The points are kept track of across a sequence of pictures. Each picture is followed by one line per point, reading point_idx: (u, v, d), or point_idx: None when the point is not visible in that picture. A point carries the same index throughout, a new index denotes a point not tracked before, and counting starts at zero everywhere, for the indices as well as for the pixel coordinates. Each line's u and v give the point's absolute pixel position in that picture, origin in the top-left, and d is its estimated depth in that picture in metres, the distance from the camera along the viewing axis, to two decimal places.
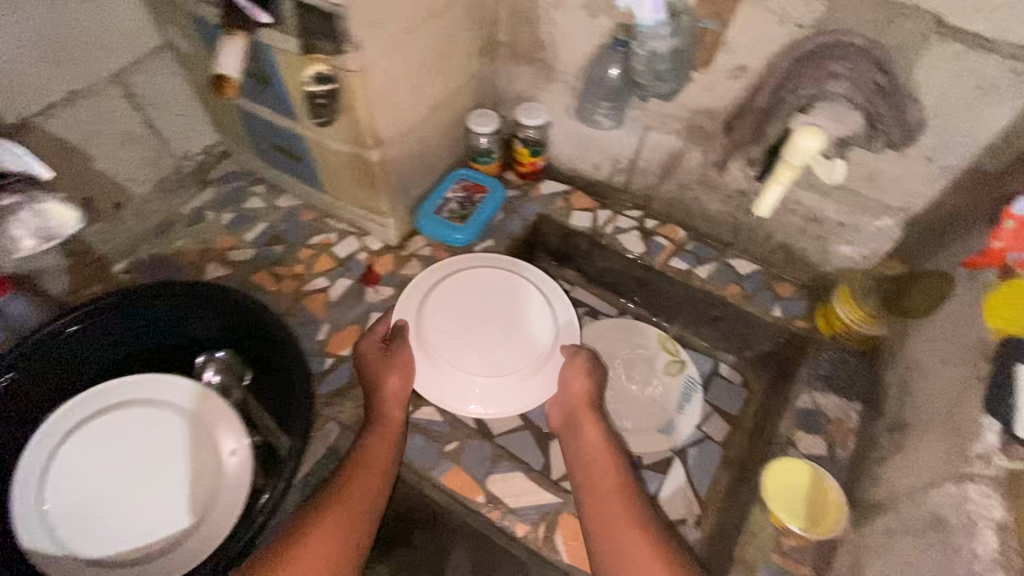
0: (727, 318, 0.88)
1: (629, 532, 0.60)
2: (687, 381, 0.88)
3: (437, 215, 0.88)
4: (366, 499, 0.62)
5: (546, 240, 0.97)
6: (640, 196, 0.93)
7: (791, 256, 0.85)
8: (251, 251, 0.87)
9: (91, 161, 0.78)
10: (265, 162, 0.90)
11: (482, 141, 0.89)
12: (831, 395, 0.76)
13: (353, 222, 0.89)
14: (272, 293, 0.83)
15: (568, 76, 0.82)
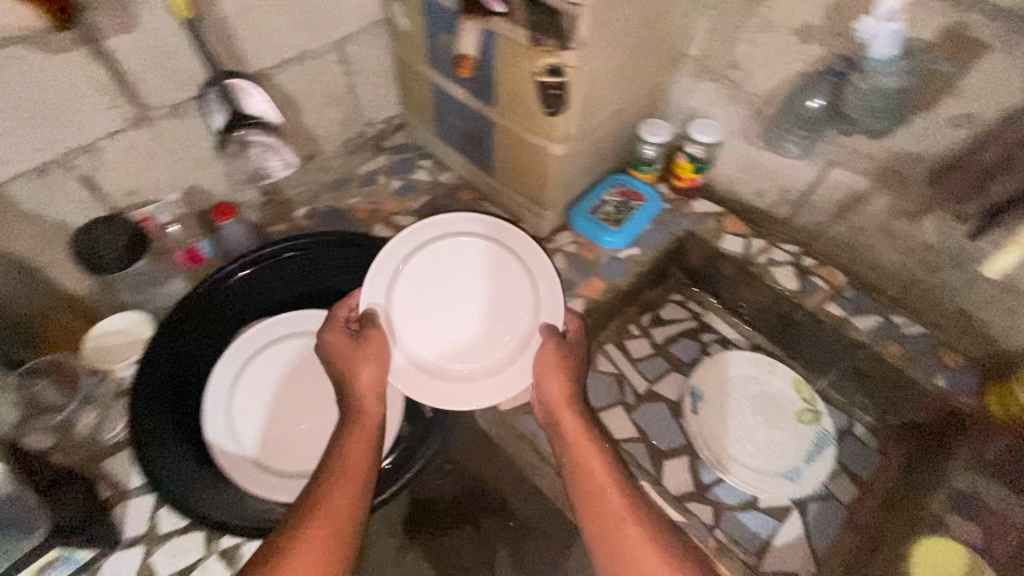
0: (877, 376, 0.83)
1: (644, 550, 0.55)
2: (820, 434, 0.82)
3: (592, 215, 0.89)
4: (352, 491, 0.57)
5: (689, 259, 0.96)
6: (802, 231, 0.89)
7: (968, 326, 0.79)
8: (414, 219, 0.93)
9: (300, 116, 0.86)
10: (439, 139, 0.96)
11: (648, 150, 0.89)
12: (994, 484, 0.70)
13: (508, 208, 0.93)
14: None
15: (758, 99, 0.80)
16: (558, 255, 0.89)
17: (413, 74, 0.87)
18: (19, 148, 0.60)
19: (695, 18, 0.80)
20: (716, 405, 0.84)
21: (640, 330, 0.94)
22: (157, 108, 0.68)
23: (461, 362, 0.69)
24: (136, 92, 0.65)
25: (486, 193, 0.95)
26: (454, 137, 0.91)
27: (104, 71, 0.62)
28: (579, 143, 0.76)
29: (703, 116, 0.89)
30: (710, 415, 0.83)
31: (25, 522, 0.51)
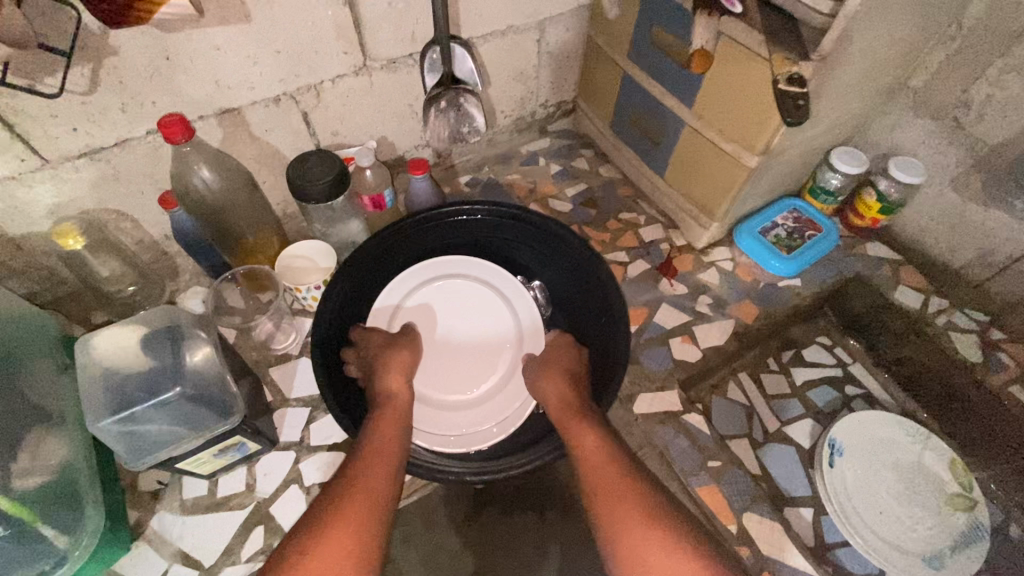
0: None
1: (663, 552, 0.46)
2: (973, 525, 0.74)
3: (760, 235, 0.85)
4: (384, 469, 0.52)
5: (849, 303, 0.89)
6: (995, 299, 0.80)
7: None
8: (568, 205, 0.94)
9: (488, 88, 0.90)
10: (608, 132, 0.96)
11: (834, 181, 0.83)
12: None
13: (665, 212, 0.91)
14: None
15: (985, 146, 0.73)
16: (712, 269, 0.86)
17: (603, 64, 0.88)
18: (264, 76, 0.67)
19: (929, 49, 0.73)
20: (858, 465, 0.76)
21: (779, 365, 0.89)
22: (377, 60, 0.74)
23: (460, 391, 0.70)
24: (367, 43, 0.71)
25: (646, 193, 0.94)
26: (628, 131, 0.91)
27: (349, 19, 0.67)
28: (773, 158, 0.73)
29: (906, 155, 0.82)
30: (849, 474, 0.75)
31: (228, 405, 0.58)
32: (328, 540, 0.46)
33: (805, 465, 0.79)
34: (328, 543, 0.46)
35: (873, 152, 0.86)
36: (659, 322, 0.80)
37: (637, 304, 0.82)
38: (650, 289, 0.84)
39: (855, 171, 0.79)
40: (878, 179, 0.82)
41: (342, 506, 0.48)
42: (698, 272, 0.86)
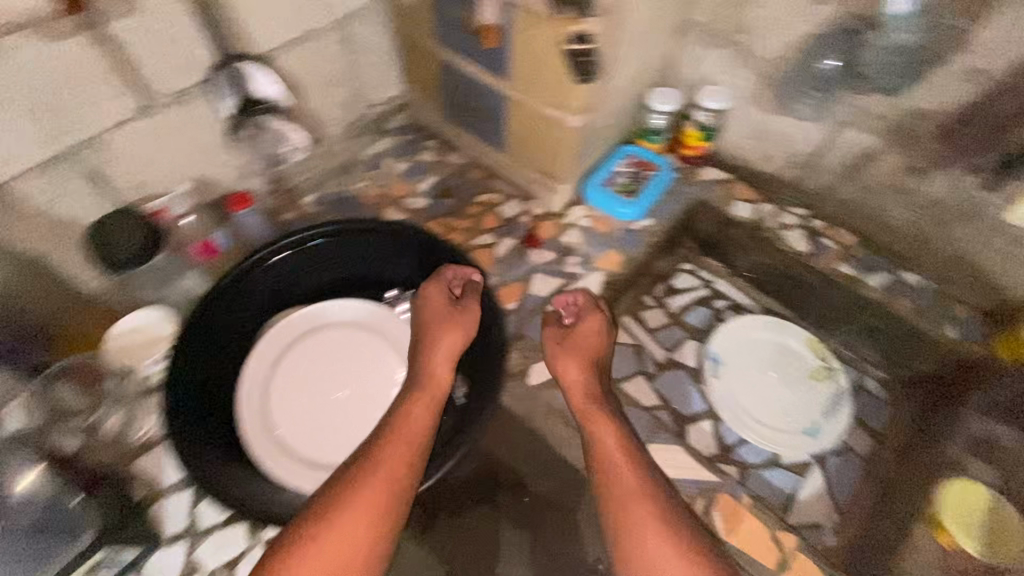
0: (890, 332, 0.84)
1: (659, 541, 0.56)
2: (836, 391, 0.83)
3: (606, 186, 0.90)
4: (409, 457, 0.58)
5: (698, 227, 0.95)
6: (811, 193, 0.90)
7: (974, 278, 0.81)
8: (424, 200, 0.92)
9: (307, 99, 0.84)
10: (445, 118, 0.94)
11: (657, 119, 0.89)
12: (1000, 423, 0.75)
13: (519, 185, 0.92)
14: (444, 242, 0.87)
15: (768, 63, 0.81)
16: (573, 229, 0.89)
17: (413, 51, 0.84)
18: (22, 140, 0.58)
19: None
20: (733, 369, 0.85)
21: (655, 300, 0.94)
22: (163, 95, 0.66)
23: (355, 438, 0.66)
24: (141, 79, 0.63)
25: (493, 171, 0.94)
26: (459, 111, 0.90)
27: (112, 58, 0.60)
28: (594, 113, 0.76)
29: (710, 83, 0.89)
30: (727, 380, 0.84)
31: (72, 530, 0.56)
32: (335, 539, 0.53)
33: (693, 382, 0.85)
34: (333, 544, 0.53)
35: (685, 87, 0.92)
36: (537, 293, 0.82)
37: (512, 281, 0.83)
38: (521, 264, 0.85)
39: (669, 108, 0.87)
40: (692, 111, 0.90)
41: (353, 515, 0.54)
42: (561, 235, 0.88)
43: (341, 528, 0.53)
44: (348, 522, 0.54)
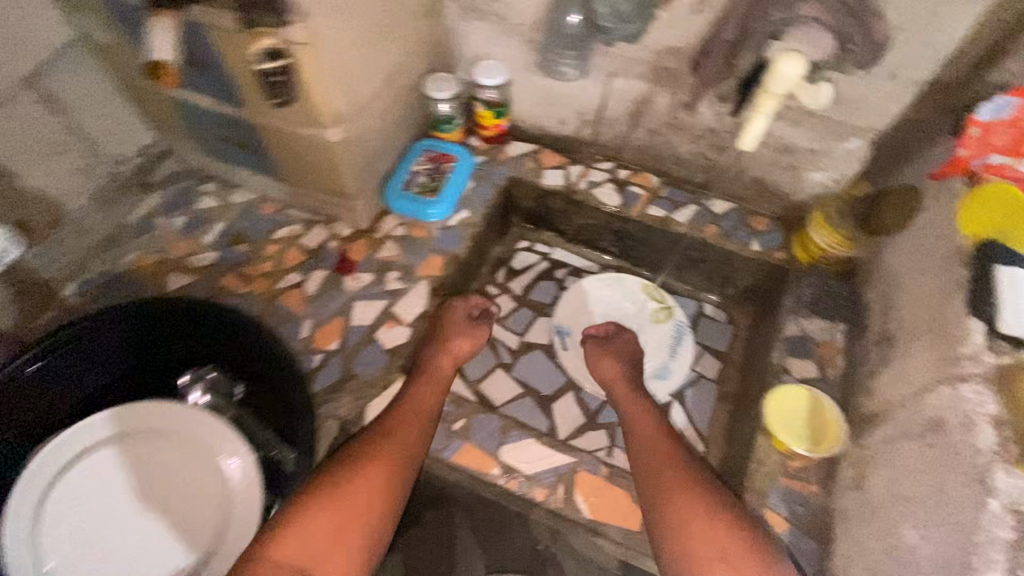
0: (708, 260, 0.88)
1: (700, 518, 0.57)
2: (676, 326, 0.88)
3: (405, 190, 0.84)
4: (411, 438, 0.63)
5: (520, 204, 0.94)
6: (609, 145, 0.91)
7: (763, 189, 0.87)
8: (212, 254, 0.81)
9: (14, 179, 0.73)
10: (210, 158, 0.84)
11: (443, 107, 0.85)
12: (817, 318, 0.78)
13: (317, 210, 0.84)
14: (243, 296, 0.78)
15: (526, 29, 0.79)
16: (388, 243, 0.83)
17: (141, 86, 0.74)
18: None
19: None
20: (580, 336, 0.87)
21: (497, 288, 0.92)
22: None
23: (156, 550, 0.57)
24: None
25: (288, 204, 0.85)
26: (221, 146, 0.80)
27: None
28: (358, 123, 0.71)
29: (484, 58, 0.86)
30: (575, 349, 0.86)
31: None
32: (366, 479, 0.58)
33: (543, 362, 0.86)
34: (360, 484, 0.58)
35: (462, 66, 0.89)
36: (359, 323, 0.76)
37: (330, 318, 0.76)
38: (336, 296, 0.78)
39: (448, 96, 0.81)
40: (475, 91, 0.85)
41: (389, 454, 0.61)
42: (375, 252, 0.82)
43: (380, 459, 0.60)
44: (383, 458, 0.60)
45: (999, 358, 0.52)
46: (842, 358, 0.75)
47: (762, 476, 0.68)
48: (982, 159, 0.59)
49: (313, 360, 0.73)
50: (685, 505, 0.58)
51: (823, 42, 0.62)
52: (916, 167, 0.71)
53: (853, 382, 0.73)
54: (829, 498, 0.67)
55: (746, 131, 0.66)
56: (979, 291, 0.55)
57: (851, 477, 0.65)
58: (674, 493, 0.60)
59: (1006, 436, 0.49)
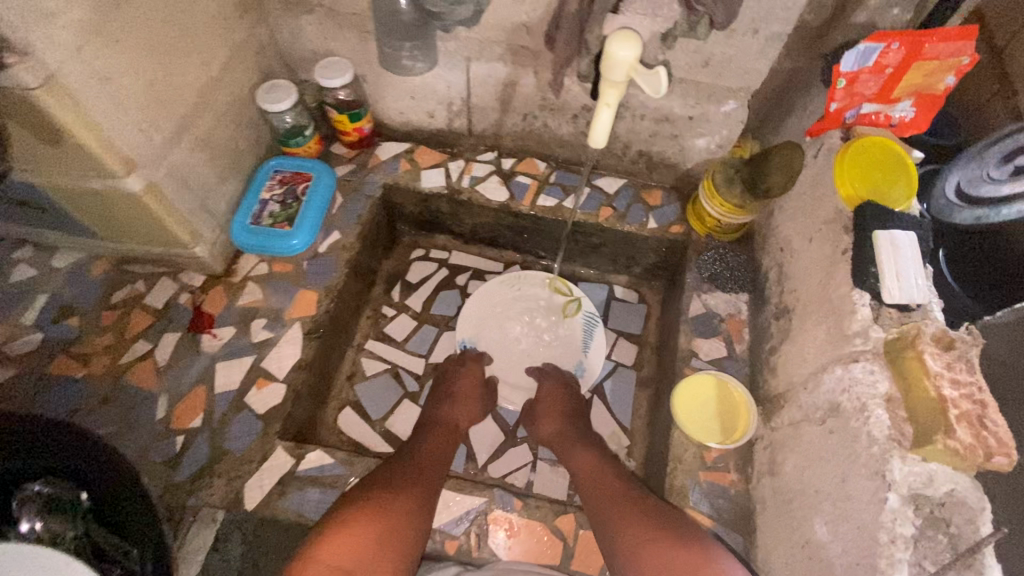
0: (607, 241, 1.33)
1: (650, 550, 0.77)
2: (588, 317, 1.29)
3: (252, 225, 1.17)
4: (430, 487, 0.90)
5: (480, 218, 1.38)
6: (547, 141, 1.31)
7: (653, 163, 1.27)
8: (155, 301, 1.15)
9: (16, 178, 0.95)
10: (46, 229, 1.14)
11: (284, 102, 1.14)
12: (717, 292, 1.16)
13: (283, 208, 1.19)
14: (153, 321, 1.12)
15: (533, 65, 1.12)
16: (246, 284, 1.17)
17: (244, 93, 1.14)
18: None
19: None
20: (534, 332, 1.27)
21: (459, 284, 1.41)
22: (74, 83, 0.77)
23: None
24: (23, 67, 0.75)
25: (347, 176, 1.30)
26: (297, 144, 1.25)
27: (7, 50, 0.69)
28: (435, 114, 1.28)
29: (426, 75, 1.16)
30: (530, 339, 1.27)
31: None
32: (404, 495, 0.86)
33: (519, 342, 1.27)
34: (399, 504, 0.84)
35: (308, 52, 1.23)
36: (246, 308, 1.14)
37: (303, 297, 1.16)
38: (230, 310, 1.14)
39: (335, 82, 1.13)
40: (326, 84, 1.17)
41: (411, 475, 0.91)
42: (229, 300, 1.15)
43: (416, 480, 0.90)
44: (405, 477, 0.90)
45: (885, 334, 0.75)
46: (743, 329, 1.12)
47: (682, 467, 0.98)
48: (849, 109, 0.95)
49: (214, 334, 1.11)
50: (631, 503, 0.86)
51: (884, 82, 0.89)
52: (797, 114, 1.11)
53: (756, 353, 1.08)
54: (749, 487, 0.97)
55: (593, 129, 0.74)
56: (863, 268, 0.80)
57: (766, 461, 0.95)
58: (622, 508, 0.85)
59: (896, 414, 0.71)
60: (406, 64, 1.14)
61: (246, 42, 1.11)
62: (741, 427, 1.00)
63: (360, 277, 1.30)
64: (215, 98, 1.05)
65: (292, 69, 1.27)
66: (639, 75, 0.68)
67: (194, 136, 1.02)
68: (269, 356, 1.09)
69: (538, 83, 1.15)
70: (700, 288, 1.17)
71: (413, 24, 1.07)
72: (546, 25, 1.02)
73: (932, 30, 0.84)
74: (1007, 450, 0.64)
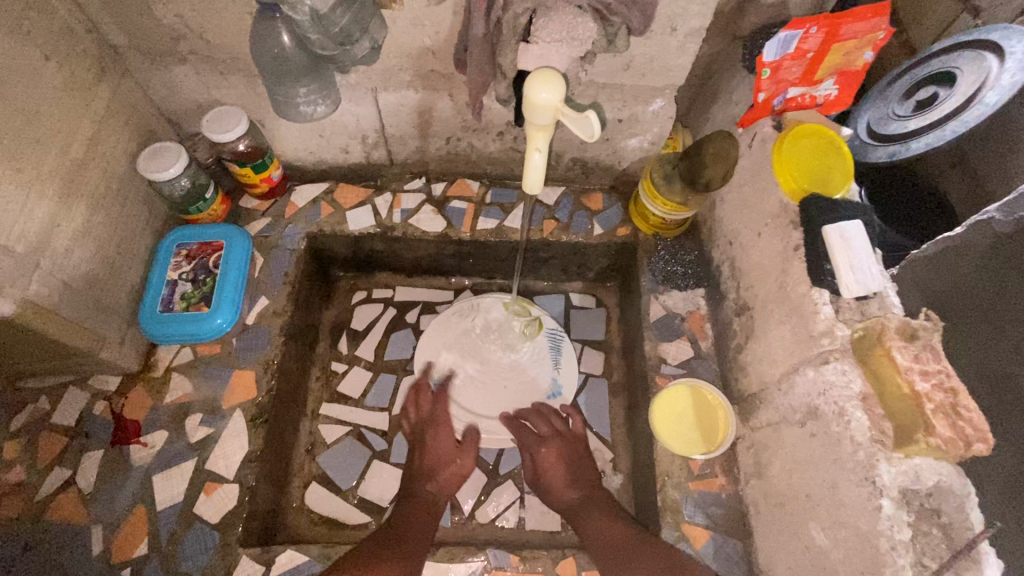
0: (555, 253, 1.26)
1: None
2: (552, 337, 1.22)
3: (165, 314, 1.04)
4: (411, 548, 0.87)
5: (421, 252, 1.27)
6: (474, 161, 1.22)
7: (587, 169, 1.22)
8: (67, 416, 0.99)
9: None
10: None
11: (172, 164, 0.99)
12: (675, 291, 1.13)
13: (199, 288, 1.07)
14: (71, 439, 0.98)
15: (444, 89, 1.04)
16: (173, 376, 1.04)
17: (125, 166, 1.00)
18: None
19: (234, 13, 0.90)
20: (499, 356, 1.19)
21: (412, 320, 1.31)
22: None
23: None
24: None
25: (262, 231, 1.17)
26: (199, 210, 1.11)
27: None
28: (349, 154, 1.19)
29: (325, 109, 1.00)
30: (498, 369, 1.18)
31: None
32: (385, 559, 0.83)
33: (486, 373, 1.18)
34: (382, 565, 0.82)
35: (189, 107, 1.09)
36: (182, 398, 1.02)
37: (240, 378, 1.04)
38: (163, 405, 1.02)
39: (230, 134, 1.00)
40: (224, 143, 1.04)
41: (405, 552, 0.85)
42: (156, 399, 1.02)
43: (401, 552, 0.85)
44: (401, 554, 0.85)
45: (849, 332, 0.75)
46: (705, 324, 1.10)
47: (670, 481, 0.96)
48: (778, 99, 0.93)
49: (151, 431, 0.99)
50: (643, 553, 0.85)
51: (800, 62, 0.87)
52: (722, 101, 1.06)
53: (721, 348, 1.06)
54: (738, 488, 0.96)
55: (527, 173, 0.71)
56: (816, 267, 0.80)
57: (751, 461, 0.94)
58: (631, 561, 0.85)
59: (872, 411, 0.71)
60: (303, 111, 0.99)
61: (111, 106, 0.96)
62: (722, 422, 0.99)
63: (300, 339, 1.18)
64: (87, 181, 0.92)
65: (173, 122, 1.12)
66: (567, 116, 0.64)
67: (72, 230, 0.89)
68: (213, 456, 0.98)
69: (456, 105, 1.07)
70: (656, 289, 1.14)
71: (303, 69, 0.93)
72: (452, 47, 0.94)
73: (846, 12, 0.82)
74: (984, 436, 0.64)
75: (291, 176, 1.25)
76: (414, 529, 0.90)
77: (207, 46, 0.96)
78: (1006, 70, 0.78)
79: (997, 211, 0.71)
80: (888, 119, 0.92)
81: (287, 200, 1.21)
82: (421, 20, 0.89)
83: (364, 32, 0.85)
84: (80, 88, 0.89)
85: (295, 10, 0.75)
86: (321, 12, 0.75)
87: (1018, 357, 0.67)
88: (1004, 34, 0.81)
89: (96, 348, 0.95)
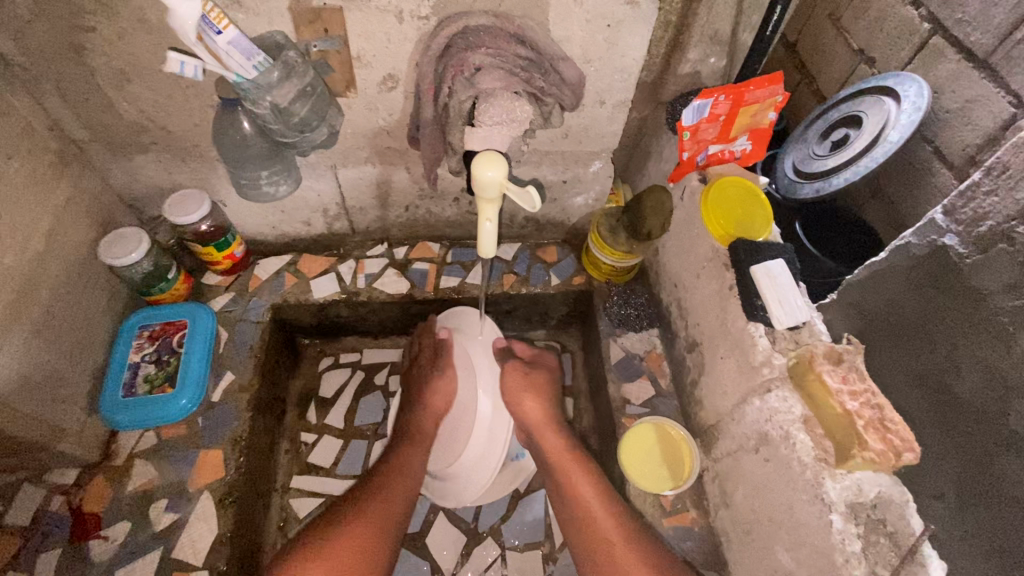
0: (517, 305, 1.32)
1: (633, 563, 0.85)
2: None
3: (127, 399, 1.03)
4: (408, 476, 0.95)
5: (388, 315, 1.31)
6: (433, 225, 1.29)
7: (539, 225, 1.30)
8: (18, 515, 0.94)
9: None
10: None
11: (134, 252, 1.00)
12: (630, 333, 1.20)
13: (164, 368, 1.07)
14: (25, 539, 0.93)
15: (399, 164, 1.11)
16: (136, 463, 1.01)
17: (86, 253, 1.01)
18: None
19: (195, 105, 0.96)
20: None
21: (382, 382, 1.32)
22: None
23: None
24: None
25: (226, 306, 1.19)
26: (161, 290, 1.11)
27: None
28: (311, 225, 1.23)
29: (287, 187, 1.06)
30: None
31: None
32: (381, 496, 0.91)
33: None
34: (364, 518, 0.87)
35: (150, 192, 1.12)
36: (147, 485, 0.99)
37: (208, 459, 1.02)
38: (126, 494, 0.99)
39: (192, 217, 1.03)
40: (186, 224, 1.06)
41: (381, 511, 0.89)
42: (118, 488, 0.99)
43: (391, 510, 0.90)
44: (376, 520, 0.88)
45: (785, 361, 0.83)
46: (663, 363, 1.17)
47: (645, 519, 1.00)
48: (700, 156, 1.04)
49: (114, 521, 0.96)
50: (608, 525, 0.89)
51: (714, 124, 0.99)
52: (655, 158, 1.17)
53: (679, 384, 1.12)
54: (708, 519, 1.00)
55: (480, 239, 0.78)
56: (750, 305, 0.88)
57: (716, 492, 0.98)
58: (608, 540, 0.88)
59: (813, 431, 0.77)
60: (266, 191, 1.04)
61: (73, 197, 0.99)
62: (688, 457, 1.03)
63: (267, 413, 1.17)
64: (48, 273, 0.92)
65: (134, 207, 1.15)
66: (510, 190, 0.72)
67: (31, 323, 0.89)
68: (181, 543, 0.95)
69: (412, 176, 1.14)
70: (613, 332, 1.21)
71: (264, 154, 0.97)
72: (405, 127, 1.01)
73: (747, 82, 0.94)
74: (911, 445, 0.70)
75: (253, 250, 1.28)
76: (394, 482, 0.93)
77: (169, 136, 1.01)
78: (902, 112, 0.88)
79: (912, 235, 0.74)
80: (809, 158, 1.01)
81: (251, 273, 1.23)
82: (375, 105, 0.97)
83: (322, 121, 0.92)
84: (41, 184, 0.92)
85: (257, 105, 0.81)
86: (281, 105, 0.82)
87: (948, 368, 0.72)
88: (898, 78, 0.92)
89: (55, 441, 0.92)
